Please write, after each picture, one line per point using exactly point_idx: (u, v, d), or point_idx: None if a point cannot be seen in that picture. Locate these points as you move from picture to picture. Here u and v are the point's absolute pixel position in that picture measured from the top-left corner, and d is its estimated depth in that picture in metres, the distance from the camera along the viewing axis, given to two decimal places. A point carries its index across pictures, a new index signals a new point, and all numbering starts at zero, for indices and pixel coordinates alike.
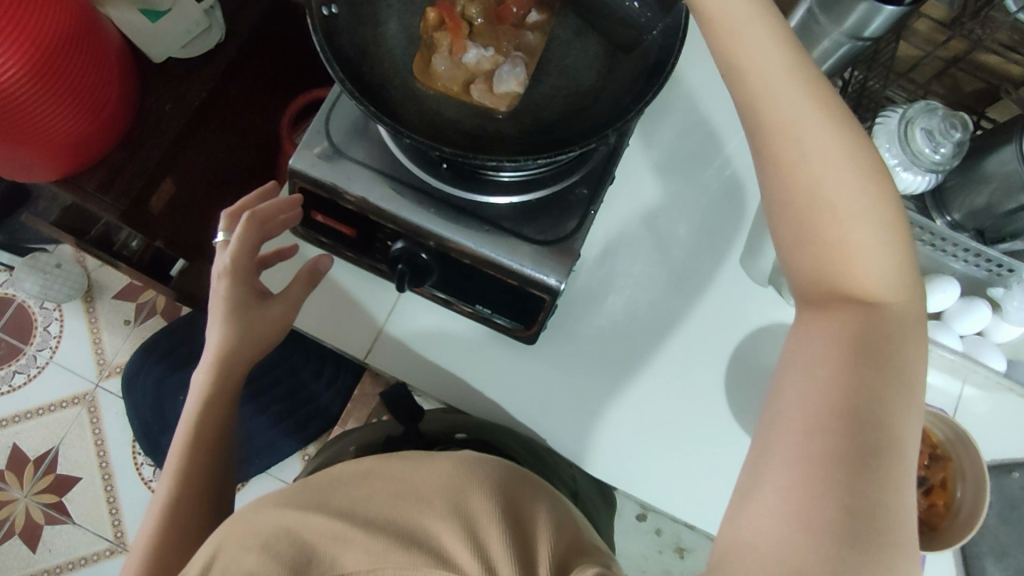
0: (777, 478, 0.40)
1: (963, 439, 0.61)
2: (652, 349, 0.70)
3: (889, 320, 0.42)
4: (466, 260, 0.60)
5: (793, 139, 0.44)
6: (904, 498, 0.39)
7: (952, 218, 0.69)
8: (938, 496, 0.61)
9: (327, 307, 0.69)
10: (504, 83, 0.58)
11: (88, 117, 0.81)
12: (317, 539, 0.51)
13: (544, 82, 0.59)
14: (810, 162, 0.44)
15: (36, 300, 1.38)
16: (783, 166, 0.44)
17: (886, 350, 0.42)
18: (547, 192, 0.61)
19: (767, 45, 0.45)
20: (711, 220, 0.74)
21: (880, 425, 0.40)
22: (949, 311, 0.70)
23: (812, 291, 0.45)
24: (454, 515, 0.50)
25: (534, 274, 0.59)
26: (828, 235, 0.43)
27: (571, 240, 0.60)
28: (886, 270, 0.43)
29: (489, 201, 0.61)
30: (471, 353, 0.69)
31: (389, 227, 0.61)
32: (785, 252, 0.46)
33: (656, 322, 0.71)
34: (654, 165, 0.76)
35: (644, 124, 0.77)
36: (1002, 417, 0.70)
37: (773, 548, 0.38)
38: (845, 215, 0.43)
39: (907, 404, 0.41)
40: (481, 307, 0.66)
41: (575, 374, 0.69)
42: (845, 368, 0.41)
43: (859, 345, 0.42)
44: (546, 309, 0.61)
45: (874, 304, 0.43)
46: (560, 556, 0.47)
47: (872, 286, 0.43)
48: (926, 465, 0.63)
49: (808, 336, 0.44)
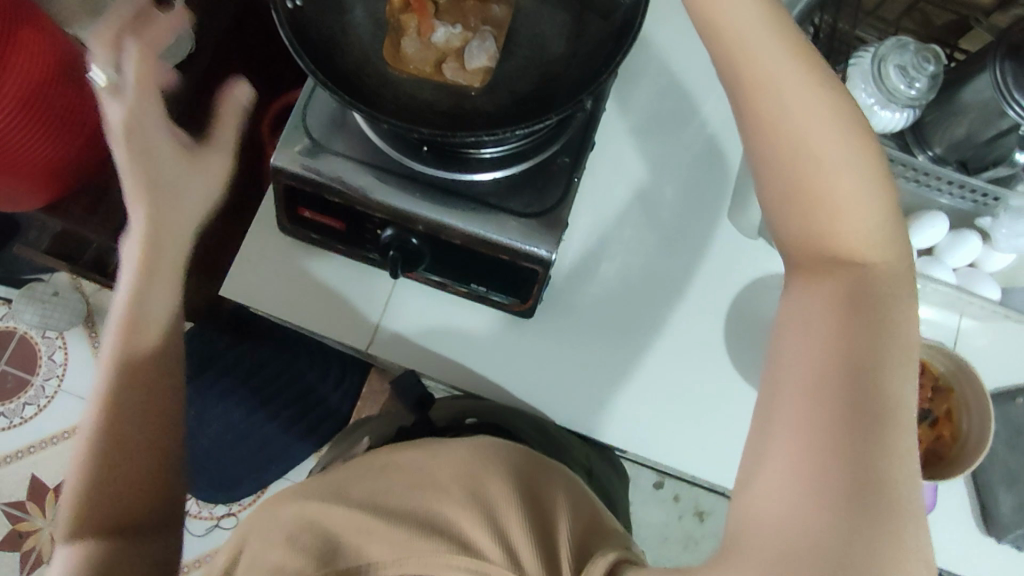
0: (781, 445, 0.40)
1: (964, 368, 0.61)
2: (649, 315, 0.70)
3: (874, 273, 0.43)
4: (457, 240, 0.61)
5: (766, 87, 0.45)
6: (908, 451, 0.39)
7: (934, 153, 0.69)
8: (944, 428, 0.62)
9: (324, 302, 0.69)
10: (475, 59, 0.58)
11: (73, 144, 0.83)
12: (342, 533, 0.51)
13: (515, 54, 0.59)
14: (784, 107, 0.44)
15: (38, 330, 1.38)
16: (761, 115, 0.45)
17: (875, 303, 0.42)
18: (530, 164, 0.62)
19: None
20: (695, 180, 0.75)
21: (880, 381, 0.40)
22: (941, 245, 0.70)
23: (797, 233, 0.45)
24: (475, 504, 0.51)
25: (525, 247, 0.59)
26: (808, 176, 0.44)
27: (558, 210, 0.60)
28: (872, 200, 0.43)
29: (473, 178, 0.61)
30: (471, 331, 0.69)
31: (377, 214, 0.61)
32: (768, 209, 0.46)
33: (650, 287, 0.71)
34: (634, 130, 0.76)
35: (619, 89, 0.77)
36: (1002, 345, 0.71)
37: (783, 517, 0.38)
38: (826, 151, 0.43)
39: (904, 357, 0.41)
40: (475, 285, 0.66)
41: (576, 346, 0.69)
42: (839, 323, 0.42)
43: (849, 302, 0.42)
44: (540, 280, 0.62)
45: (861, 255, 0.43)
46: (581, 539, 0.48)
47: (855, 216, 0.43)
48: (929, 398, 0.63)
49: (800, 296, 0.45)
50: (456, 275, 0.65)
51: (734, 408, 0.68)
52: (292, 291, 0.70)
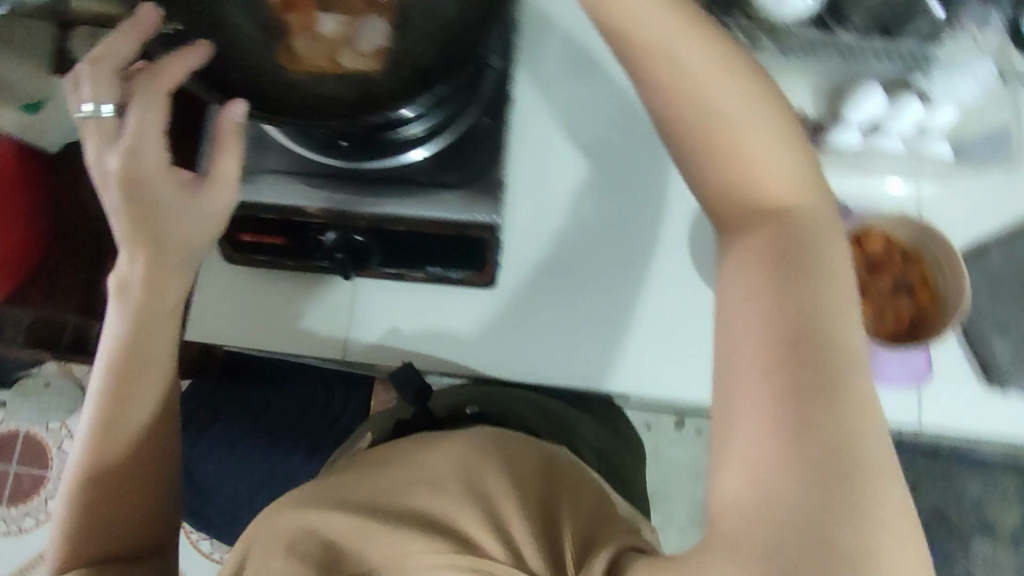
0: (745, 429, 0.36)
1: (926, 230, 0.60)
2: (602, 296, 0.67)
3: (804, 225, 0.40)
4: (399, 227, 0.60)
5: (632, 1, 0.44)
6: (869, 408, 0.36)
7: (855, 24, 0.66)
8: (922, 293, 0.60)
9: (289, 320, 0.68)
10: (368, 41, 0.59)
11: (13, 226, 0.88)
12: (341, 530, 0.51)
13: (409, 26, 0.58)
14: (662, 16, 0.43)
15: (40, 425, 1.38)
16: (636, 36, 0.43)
17: (806, 254, 0.39)
18: (453, 134, 0.60)
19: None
20: (620, 143, 0.70)
21: (827, 335, 0.37)
22: (884, 117, 0.68)
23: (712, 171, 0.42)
24: (476, 502, 0.51)
25: (466, 217, 0.59)
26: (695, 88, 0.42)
27: (489, 172, 0.60)
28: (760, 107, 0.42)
29: (399, 161, 0.60)
30: (439, 316, 0.68)
31: (314, 221, 0.60)
32: (686, 168, 0.44)
33: (597, 267, 0.68)
34: (548, 99, 0.71)
35: (524, 56, 0.71)
36: (968, 201, 0.70)
37: (757, 507, 0.35)
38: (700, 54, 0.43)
39: (845, 303, 0.38)
40: (432, 268, 0.65)
41: (540, 334, 0.67)
42: (772, 279, 0.38)
43: (780, 258, 0.39)
44: (491, 246, 0.61)
45: (782, 204, 0.41)
46: (584, 536, 0.48)
47: (756, 128, 0.42)
48: (901, 267, 0.61)
49: (732, 256, 0.41)
50: (409, 262, 0.64)
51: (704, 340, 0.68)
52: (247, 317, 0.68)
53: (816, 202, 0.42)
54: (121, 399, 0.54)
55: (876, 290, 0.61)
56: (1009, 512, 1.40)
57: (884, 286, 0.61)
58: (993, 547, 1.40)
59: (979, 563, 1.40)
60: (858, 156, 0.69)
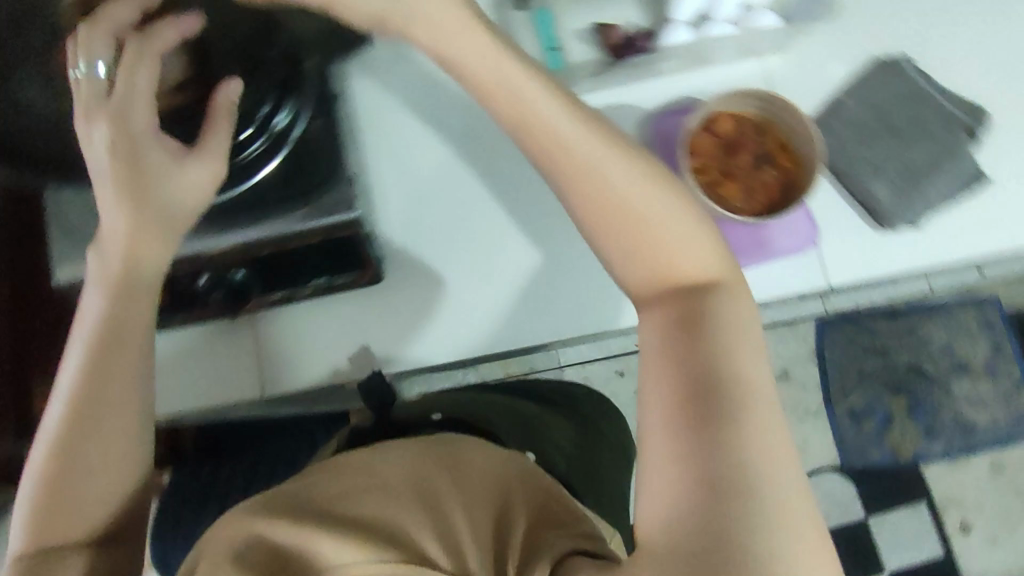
0: (658, 446, 0.45)
1: (771, 99, 0.60)
2: (499, 312, 0.67)
3: (714, 312, 0.48)
4: (266, 250, 0.59)
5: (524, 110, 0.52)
6: (761, 439, 0.43)
7: None
8: (784, 158, 0.61)
9: (196, 376, 0.67)
10: (166, 70, 0.59)
11: None
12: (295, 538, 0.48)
13: (206, 52, 0.58)
14: (574, 139, 0.52)
15: None
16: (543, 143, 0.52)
17: (706, 322, 0.48)
18: (291, 145, 0.59)
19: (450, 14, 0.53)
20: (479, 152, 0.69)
21: (717, 368, 0.46)
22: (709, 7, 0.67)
23: (620, 249, 0.51)
24: (426, 505, 0.50)
25: (324, 219, 0.58)
26: (604, 192, 0.51)
27: (334, 170, 0.59)
28: (699, 250, 0.50)
29: (244, 184, 0.59)
30: (342, 328, 0.67)
31: (182, 269, 0.60)
32: (597, 243, 0.53)
33: (487, 285, 0.67)
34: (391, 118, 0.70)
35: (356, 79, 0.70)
36: (804, 61, 0.72)
37: (666, 511, 0.43)
38: (597, 150, 0.51)
39: (737, 349, 0.47)
40: (316, 280, 0.65)
41: (447, 348, 0.66)
42: (678, 335, 0.48)
43: (686, 325, 0.48)
44: (360, 242, 0.61)
45: (683, 274, 0.50)
46: (529, 536, 0.49)
47: (684, 255, 0.50)
48: (759, 139, 0.62)
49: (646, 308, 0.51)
50: (292, 281, 0.64)
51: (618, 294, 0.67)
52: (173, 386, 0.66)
53: (723, 275, 0.51)
54: (102, 384, 0.53)
55: (741, 168, 0.62)
56: (982, 347, 1.42)
57: (746, 162, 0.62)
58: (972, 383, 1.43)
59: (965, 403, 1.43)
60: (694, 50, 0.70)
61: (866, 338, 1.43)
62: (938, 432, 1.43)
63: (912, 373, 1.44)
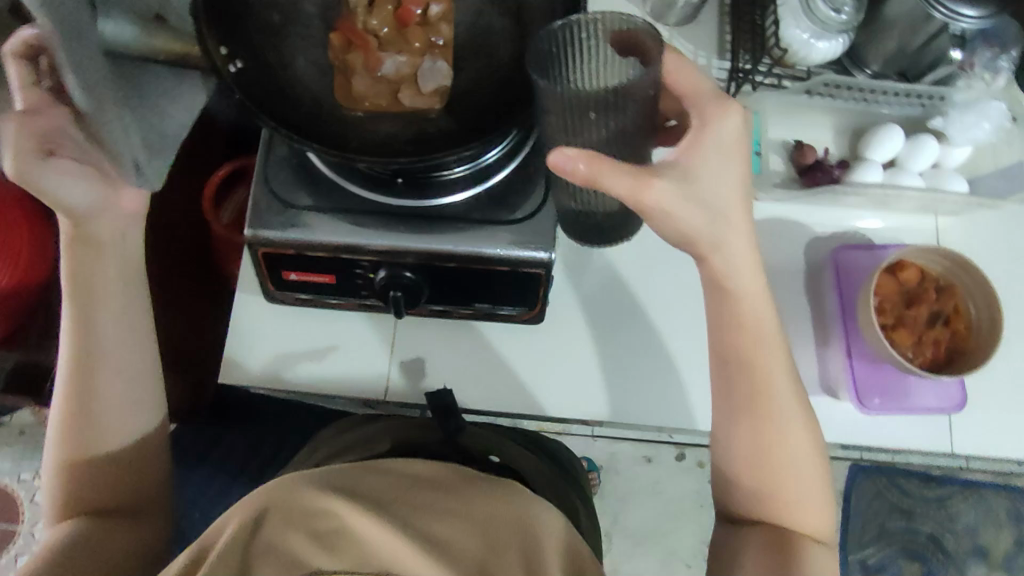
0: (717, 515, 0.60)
1: (961, 263, 0.64)
2: (635, 374, 0.69)
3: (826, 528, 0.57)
4: (453, 263, 0.60)
5: (749, 329, 0.56)
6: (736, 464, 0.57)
7: (873, 70, 0.73)
8: (957, 322, 0.64)
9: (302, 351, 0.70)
10: (430, 81, 0.59)
11: (17, 261, 0.90)
12: (321, 510, 0.50)
13: (464, 70, 0.60)
14: (768, 348, 0.56)
15: (12, 476, 1.20)
16: (734, 311, 0.55)
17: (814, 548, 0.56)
18: (504, 174, 0.61)
19: (725, 171, 0.49)
20: None
21: (773, 463, 0.56)
22: (902, 155, 0.73)
23: (758, 455, 0.56)
24: None
25: (523, 253, 0.59)
26: (761, 387, 0.56)
27: (545, 209, 0.60)
28: (817, 491, 0.57)
29: (443, 202, 0.60)
30: (486, 354, 0.70)
31: (366, 258, 0.60)
32: (748, 456, 0.56)
33: (655, 368, 0.70)
34: None
35: None
36: (982, 232, 0.73)
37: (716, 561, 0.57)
38: (768, 327, 0.56)
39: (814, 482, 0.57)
40: (481, 304, 0.66)
41: (572, 362, 0.70)
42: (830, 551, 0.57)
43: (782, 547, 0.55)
44: (543, 281, 0.61)
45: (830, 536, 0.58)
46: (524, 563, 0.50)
47: (809, 482, 0.56)
48: (936, 298, 0.64)
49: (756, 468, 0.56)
50: (457, 300, 0.66)
51: (835, 417, 0.67)
52: (351, 339, 0.70)
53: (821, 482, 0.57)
54: (138, 367, 0.60)
55: (913, 319, 0.64)
56: (1005, 537, 1.29)
57: (920, 316, 0.64)
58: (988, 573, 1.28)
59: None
60: (879, 195, 0.70)
61: (895, 494, 1.30)
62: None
63: (932, 543, 1.29)
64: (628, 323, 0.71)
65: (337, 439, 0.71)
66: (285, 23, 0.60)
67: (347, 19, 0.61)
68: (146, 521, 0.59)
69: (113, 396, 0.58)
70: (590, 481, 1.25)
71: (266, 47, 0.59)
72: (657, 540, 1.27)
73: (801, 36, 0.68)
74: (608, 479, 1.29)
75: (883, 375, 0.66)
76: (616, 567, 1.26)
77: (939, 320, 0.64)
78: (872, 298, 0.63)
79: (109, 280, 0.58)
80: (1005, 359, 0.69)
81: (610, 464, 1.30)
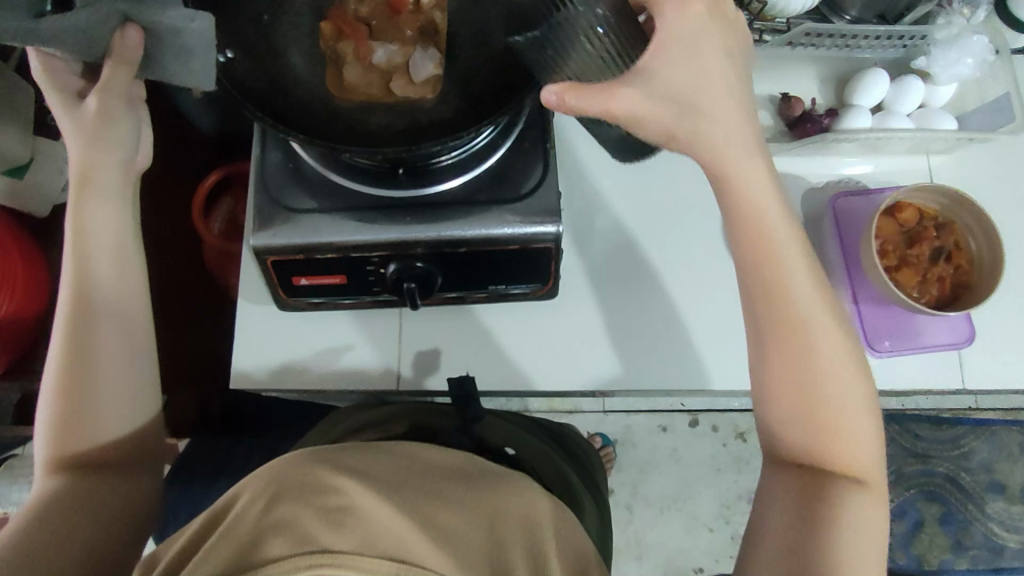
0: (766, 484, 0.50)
1: (960, 199, 0.64)
2: (647, 339, 0.70)
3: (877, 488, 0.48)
4: (464, 249, 0.60)
5: (771, 261, 0.47)
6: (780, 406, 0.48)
7: (852, 15, 0.72)
8: (960, 257, 0.64)
9: (314, 349, 0.70)
10: (422, 70, 0.58)
11: (17, 287, 0.90)
12: (327, 487, 0.49)
13: (459, 56, 0.60)
14: (787, 287, 0.47)
15: None
16: (753, 243, 0.47)
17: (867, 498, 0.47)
18: (505, 150, 0.61)
19: (702, 77, 0.44)
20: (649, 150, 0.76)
21: (818, 399, 0.47)
22: (889, 98, 0.73)
23: (787, 403, 0.48)
24: None
25: (532, 230, 0.59)
26: (794, 321, 0.47)
27: (545, 186, 0.60)
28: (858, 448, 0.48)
29: (444, 187, 0.60)
30: (496, 334, 0.70)
31: (376, 255, 0.60)
32: (780, 399, 0.48)
33: (665, 333, 0.70)
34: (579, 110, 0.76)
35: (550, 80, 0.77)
36: (975, 167, 0.73)
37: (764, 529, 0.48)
38: (791, 255, 0.47)
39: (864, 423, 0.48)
40: (495, 286, 0.67)
41: (583, 334, 0.70)
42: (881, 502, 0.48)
43: None
44: (555, 255, 0.62)
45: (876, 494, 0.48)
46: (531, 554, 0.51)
47: (858, 418, 0.48)
48: (937, 235, 0.65)
49: (789, 413, 0.48)
50: (472, 285, 0.66)
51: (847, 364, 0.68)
52: (362, 333, 0.70)
53: (868, 421, 0.48)
54: (131, 325, 0.55)
55: (917, 258, 0.65)
56: (1019, 470, 1.30)
57: (923, 255, 0.65)
58: (1006, 506, 1.30)
59: (997, 525, 1.29)
60: (869, 139, 0.70)
61: (909, 439, 1.31)
62: (967, 551, 1.28)
63: (948, 482, 1.30)
64: (640, 292, 0.71)
65: (342, 429, 0.71)
66: (269, 15, 0.59)
67: (336, 8, 0.61)
68: (138, 482, 0.55)
69: (108, 355, 0.53)
70: (607, 455, 1.25)
71: (259, 40, 0.58)
72: (679, 506, 1.28)
73: None
74: (624, 452, 1.30)
75: (889, 320, 0.66)
76: (641, 538, 1.27)
77: (940, 250, 0.64)
78: (873, 241, 0.63)
79: (103, 238, 0.54)
80: (1009, 290, 0.69)
81: (625, 437, 1.30)
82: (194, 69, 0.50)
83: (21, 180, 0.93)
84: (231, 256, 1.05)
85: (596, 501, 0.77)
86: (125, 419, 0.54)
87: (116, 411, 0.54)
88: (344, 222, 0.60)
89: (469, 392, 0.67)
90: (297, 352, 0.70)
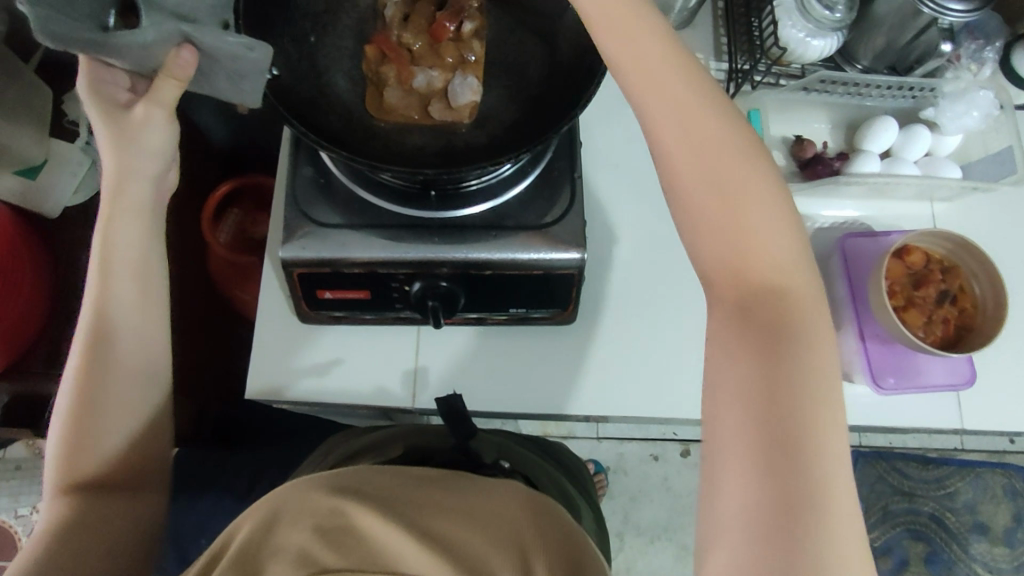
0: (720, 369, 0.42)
1: (964, 245, 0.67)
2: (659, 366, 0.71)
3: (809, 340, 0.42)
4: (488, 271, 0.62)
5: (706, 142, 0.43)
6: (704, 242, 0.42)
7: (863, 65, 0.76)
8: (964, 301, 0.67)
9: (330, 362, 0.70)
10: (462, 96, 0.60)
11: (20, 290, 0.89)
12: (334, 510, 0.50)
13: (494, 85, 0.62)
14: None
15: (9, 512, 1.19)
16: (746, 244, 0.41)
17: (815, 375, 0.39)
18: (534, 177, 0.63)
19: None
20: None
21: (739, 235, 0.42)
22: (897, 145, 0.76)
23: (754, 363, 0.40)
24: None
25: (556, 256, 0.60)
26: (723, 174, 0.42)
27: (572, 213, 0.62)
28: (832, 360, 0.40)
29: (472, 210, 0.62)
30: (511, 355, 0.71)
31: (402, 272, 0.62)
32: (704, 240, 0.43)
33: (678, 360, 0.71)
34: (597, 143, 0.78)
35: None
36: (978, 214, 0.76)
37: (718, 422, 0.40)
38: None
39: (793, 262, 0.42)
40: (515, 310, 0.68)
41: (597, 358, 0.71)
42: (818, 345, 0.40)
43: None
44: (577, 282, 0.63)
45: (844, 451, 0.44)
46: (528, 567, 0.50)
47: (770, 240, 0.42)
48: (942, 279, 0.68)
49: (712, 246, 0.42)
50: (493, 307, 0.67)
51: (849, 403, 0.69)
52: (379, 348, 0.71)
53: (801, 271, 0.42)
54: (148, 344, 0.55)
55: (922, 299, 0.67)
56: (1003, 512, 1.32)
57: (928, 296, 0.67)
58: (990, 548, 1.31)
59: (980, 565, 1.31)
60: (877, 184, 0.72)
61: (896, 477, 1.33)
62: None
63: (933, 521, 1.32)
64: (653, 318, 0.72)
65: (347, 447, 0.71)
66: (315, 35, 0.62)
67: (379, 33, 0.63)
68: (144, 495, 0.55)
69: (122, 375, 0.53)
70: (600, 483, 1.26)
71: (301, 57, 0.60)
72: (669, 535, 1.29)
73: (797, 35, 0.71)
74: (616, 480, 1.31)
75: (892, 358, 0.68)
76: (631, 565, 1.27)
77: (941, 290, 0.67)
78: (882, 281, 0.65)
79: (128, 252, 0.53)
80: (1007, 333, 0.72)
81: (618, 464, 1.31)
82: (243, 90, 0.52)
83: (34, 179, 0.93)
84: (242, 268, 1.06)
85: (599, 524, 0.78)
86: (132, 441, 0.54)
87: (124, 433, 0.54)
88: (373, 237, 0.61)
89: (457, 407, 0.66)
90: (311, 365, 0.70)
